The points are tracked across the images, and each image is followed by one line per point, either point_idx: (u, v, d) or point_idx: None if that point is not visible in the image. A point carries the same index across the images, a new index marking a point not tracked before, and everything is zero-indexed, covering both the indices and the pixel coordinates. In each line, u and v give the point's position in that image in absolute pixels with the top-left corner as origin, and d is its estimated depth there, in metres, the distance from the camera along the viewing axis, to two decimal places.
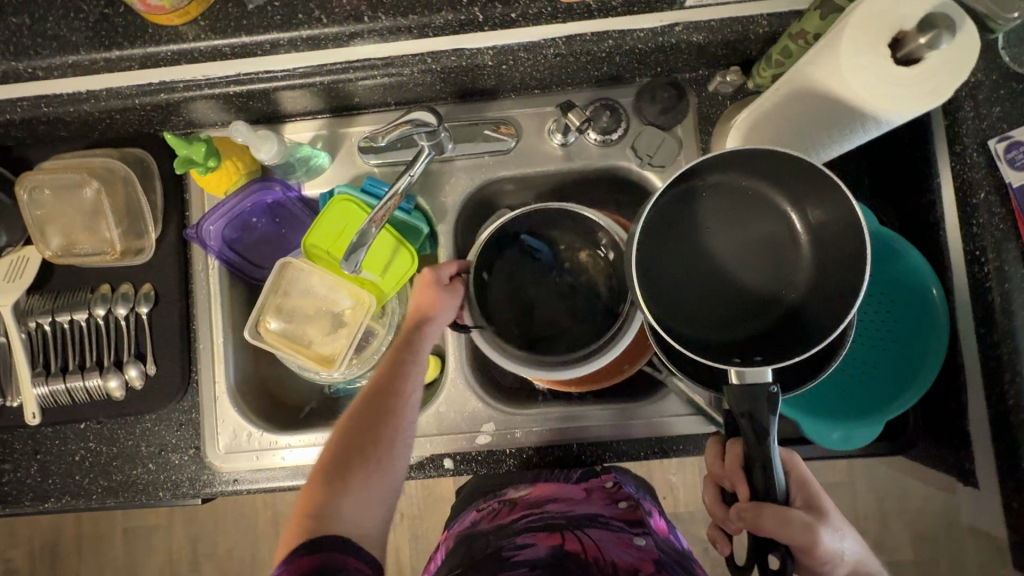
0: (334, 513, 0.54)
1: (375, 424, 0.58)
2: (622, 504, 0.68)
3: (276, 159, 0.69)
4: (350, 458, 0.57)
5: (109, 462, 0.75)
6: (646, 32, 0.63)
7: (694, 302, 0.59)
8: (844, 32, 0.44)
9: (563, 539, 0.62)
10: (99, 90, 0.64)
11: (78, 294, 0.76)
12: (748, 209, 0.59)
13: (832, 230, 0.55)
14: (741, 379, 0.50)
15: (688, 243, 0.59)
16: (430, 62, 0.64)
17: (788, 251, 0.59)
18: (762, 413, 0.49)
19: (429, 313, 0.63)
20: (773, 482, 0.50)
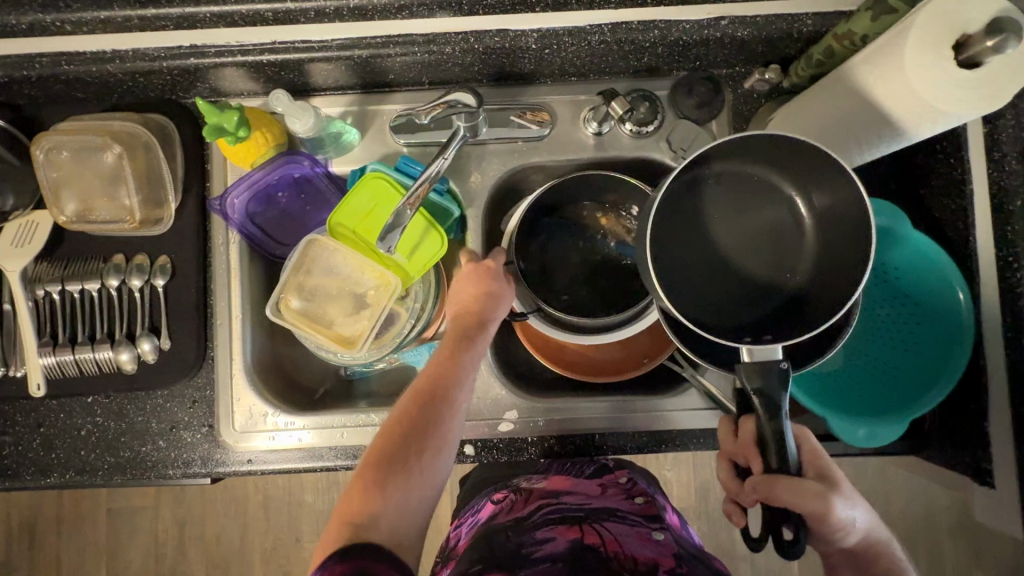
0: (376, 516, 0.50)
1: (426, 419, 0.56)
2: (639, 499, 0.67)
3: (310, 133, 0.67)
4: (397, 454, 0.53)
5: (117, 437, 0.73)
6: (691, 24, 0.63)
7: (704, 290, 0.57)
8: (912, 30, 0.45)
9: (582, 532, 0.60)
10: (125, 51, 0.62)
11: (90, 263, 0.73)
12: (754, 197, 0.57)
13: (833, 215, 0.54)
14: (753, 356, 0.49)
15: (698, 226, 0.57)
16: (474, 42, 0.63)
17: (790, 237, 0.58)
18: (773, 388, 0.48)
19: (487, 308, 0.63)
20: (787, 453, 0.47)
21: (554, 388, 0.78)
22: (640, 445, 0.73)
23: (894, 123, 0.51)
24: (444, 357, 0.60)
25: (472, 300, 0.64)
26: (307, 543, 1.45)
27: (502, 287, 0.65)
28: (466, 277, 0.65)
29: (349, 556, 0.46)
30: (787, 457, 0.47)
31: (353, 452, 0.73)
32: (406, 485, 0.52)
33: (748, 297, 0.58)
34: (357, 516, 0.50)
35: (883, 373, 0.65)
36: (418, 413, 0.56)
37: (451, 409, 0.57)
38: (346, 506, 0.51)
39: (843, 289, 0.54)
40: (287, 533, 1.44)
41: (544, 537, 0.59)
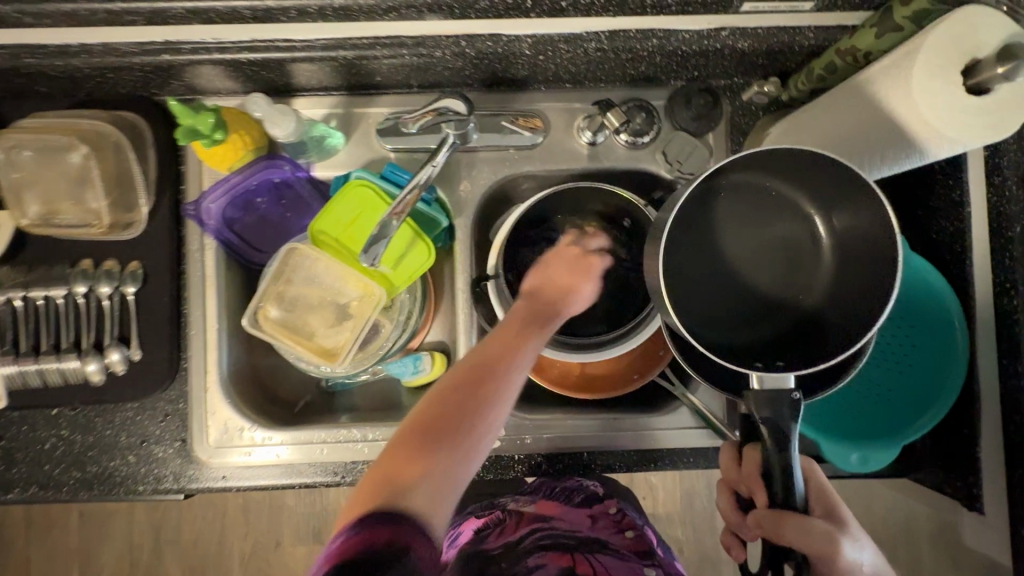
0: (415, 486, 0.45)
1: (484, 391, 0.50)
2: (628, 533, 0.66)
3: (291, 138, 0.64)
4: (444, 424, 0.48)
5: (84, 452, 0.69)
6: (692, 34, 0.60)
7: (714, 306, 0.55)
8: (922, 52, 0.43)
9: (574, 561, 0.58)
10: (92, 45, 0.58)
11: (55, 269, 0.69)
12: (768, 213, 0.56)
13: (856, 239, 0.52)
14: (764, 384, 0.47)
15: (708, 242, 0.55)
16: (465, 46, 0.60)
17: (806, 257, 0.56)
18: (784, 420, 0.47)
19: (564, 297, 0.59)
20: (794, 487, 0.45)
21: (543, 403, 0.76)
22: (629, 463, 0.72)
23: (899, 147, 0.49)
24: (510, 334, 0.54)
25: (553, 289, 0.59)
26: (287, 546, 1.42)
27: (585, 285, 0.61)
28: (554, 264, 0.62)
29: (395, 530, 0.41)
30: (795, 492, 0.45)
31: (334, 469, 0.71)
32: (451, 461, 0.47)
33: (758, 316, 0.56)
34: (395, 484, 0.45)
35: (882, 397, 0.64)
36: (473, 383, 0.50)
37: (506, 381, 0.50)
38: (376, 475, 0.46)
39: (853, 316, 0.52)
40: (267, 537, 1.41)
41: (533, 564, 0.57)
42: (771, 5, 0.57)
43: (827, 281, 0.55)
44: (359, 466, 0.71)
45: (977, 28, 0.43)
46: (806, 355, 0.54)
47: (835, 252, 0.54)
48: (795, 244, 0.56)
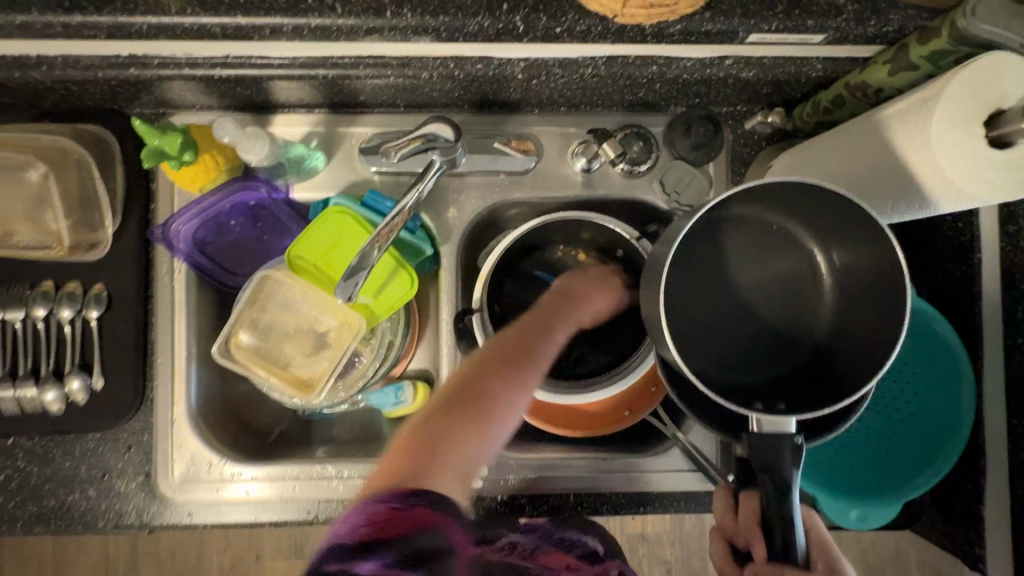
0: (455, 451, 0.43)
1: (509, 370, 0.48)
2: None
3: (266, 161, 0.60)
4: (477, 395, 0.46)
5: (42, 485, 0.65)
6: (694, 62, 0.57)
7: (716, 346, 0.51)
8: (942, 98, 0.40)
9: None
10: (53, 57, 0.54)
11: (13, 289, 0.65)
12: (768, 247, 0.52)
13: (859, 276, 0.48)
14: (761, 428, 0.44)
15: (708, 275, 0.51)
16: (453, 68, 0.57)
17: (809, 294, 0.52)
18: (783, 466, 0.42)
19: (587, 293, 0.60)
20: (795, 539, 0.41)
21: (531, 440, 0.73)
22: (619, 506, 0.68)
23: (912, 198, 0.45)
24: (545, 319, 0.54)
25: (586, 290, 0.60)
26: (267, 561, 1.38)
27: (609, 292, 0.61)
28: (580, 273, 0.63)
29: (432, 509, 0.38)
30: (795, 545, 0.41)
31: (307, 507, 0.67)
32: (477, 434, 0.45)
33: (759, 356, 0.52)
34: (436, 448, 0.43)
35: (880, 445, 0.60)
36: (499, 363, 0.49)
37: (532, 365, 0.50)
38: (397, 452, 0.43)
39: (862, 359, 0.48)
40: (247, 551, 1.37)
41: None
42: (780, 37, 0.53)
43: (830, 319, 0.51)
44: (333, 504, 0.67)
45: (1006, 77, 0.40)
46: (813, 398, 0.50)
47: (837, 290, 0.50)
48: (794, 281, 0.52)
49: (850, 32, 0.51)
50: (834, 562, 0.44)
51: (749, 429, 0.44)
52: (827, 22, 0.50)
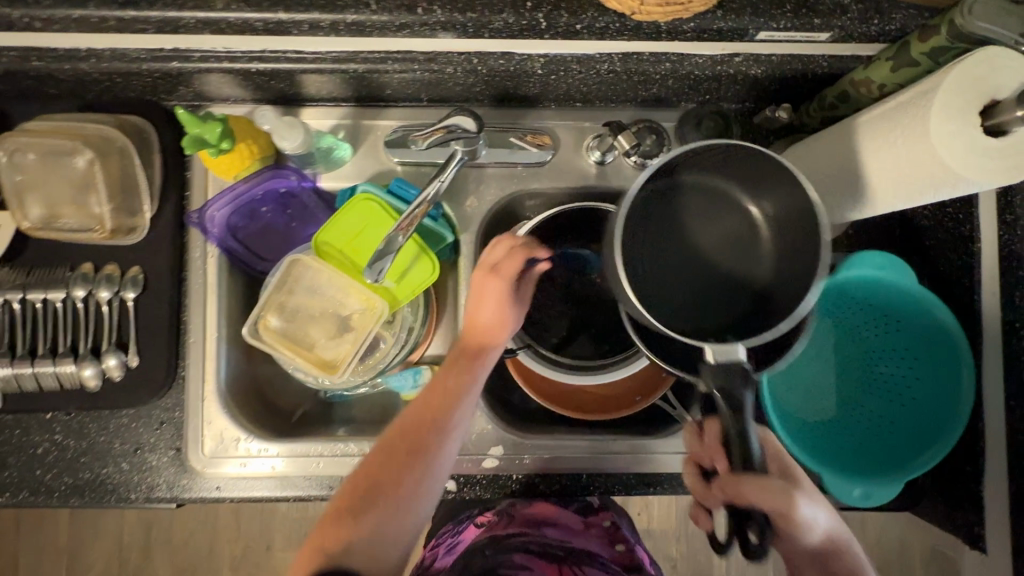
0: (360, 535, 0.54)
1: (410, 454, 0.57)
2: (617, 546, 0.75)
3: (299, 150, 0.63)
4: (381, 482, 0.56)
5: (78, 458, 0.68)
6: (705, 59, 0.60)
7: (672, 301, 0.50)
8: (939, 90, 0.43)
9: (562, 569, 0.63)
10: (100, 50, 0.58)
11: (55, 271, 0.68)
12: (706, 206, 0.52)
13: (791, 219, 0.48)
14: (716, 357, 0.43)
15: (654, 232, 0.51)
16: (476, 63, 0.60)
17: (751, 248, 0.51)
18: (738, 388, 0.42)
19: (491, 335, 0.60)
20: (751, 447, 0.41)
21: (545, 422, 0.75)
22: (630, 486, 0.71)
23: (910, 186, 0.48)
24: (433, 403, 0.59)
25: (485, 320, 0.59)
26: (278, 551, 1.41)
27: (513, 313, 0.60)
28: (484, 292, 0.59)
29: None
30: (752, 453, 0.41)
31: (329, 483, 0.70)
32: (385, 513, 0.56)
33: (712, 305, 0.51)
34: (347, 528, 0.55)
35: (882, 428, 0.64)
36: (401, 448, 0.57)
37: (437, 439, 0.58)
38: (323, 533, 0.55)
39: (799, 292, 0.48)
40: (258, 541, 1.40)
41: (521, 564, 0.62)
42: (787, 35, 0.56)
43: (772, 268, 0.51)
44: None
45: (999, 70, 0.43)
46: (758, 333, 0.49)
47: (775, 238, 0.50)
48: (741, 235, 0.52)
49: (855, 29, 0.55)
50: (787, 471, 0.48)
51: (704, 361, 0.44)
52: (833, 21, 0.54)
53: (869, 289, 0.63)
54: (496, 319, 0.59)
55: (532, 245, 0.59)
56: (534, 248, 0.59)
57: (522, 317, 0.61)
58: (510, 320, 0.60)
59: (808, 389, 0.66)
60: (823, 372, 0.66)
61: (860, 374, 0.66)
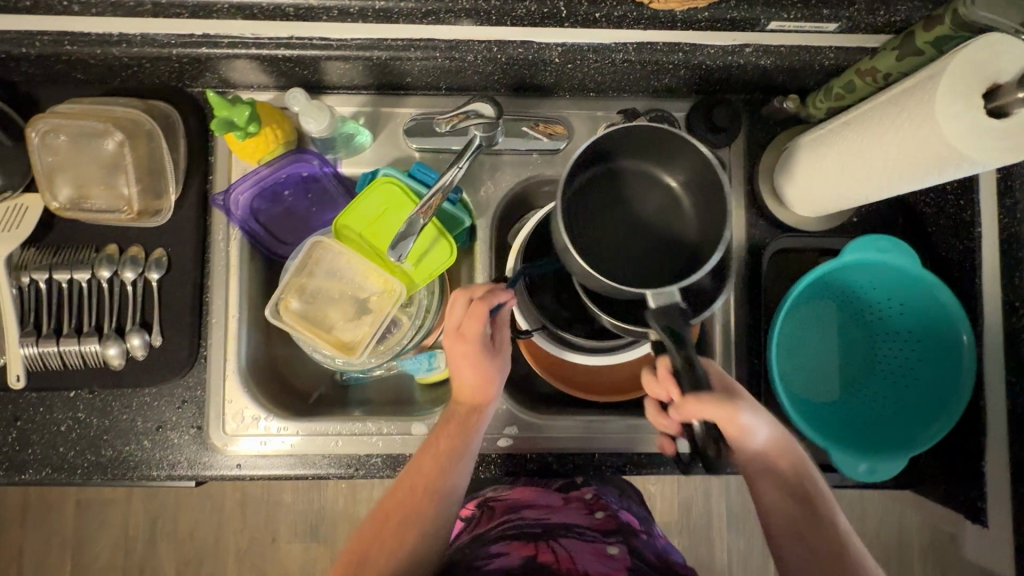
0: None
1: (405, 514, 0.63)
2: (599, 514, 0.72)
3: (324, 134, 0.65)
4: (379, 541, 0.62)
5: (100, 436, 0.69)
6: (717, 49, 0.62)
7: (606, 267, 0.55)
8: (942, 75, 0.46)
9: (537, 549, 0.65)
10: (132, 35, 0.60)
11: (81, 252, 0.70)
12: (628, 186, 0.58)
13: (700, 183, 0.55)
14: (657, 301, 0.46)
15: (586, 212, 0.57)
16: (496, 51, 0.62)
17: (676, 215, 0.58)
18: (681, 327, 0.46)
19: (479, 397, 0.64)
20: (698, 373, 0.45)
21: (558, 405, 0.77)
22: (642, 465, 0.73)
23: (919, 166, 0.50)
24: (429, 465, 0.63)
25: (467, 383, 0.63)
26: (283, 543, 1.41)
27: (493, 370, 0.63)
28: (461, 359, 0.62)
29: None
30: (698, 377, 0.45)
31: (348, 462, 0.71)
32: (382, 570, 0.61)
33: (644, 267, 0.56)
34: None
35: (886, 407, 0.66)
36: (397, 509, 0.63)
37: (430, 497, 0.63)
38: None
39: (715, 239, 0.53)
40: (263, 533, 1.40)
41: (497, 552, 0.65)
42: (797, 25, 0.59)
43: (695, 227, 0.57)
44: (373, 459, 0.71)
45: (1002, 56, 0.45)
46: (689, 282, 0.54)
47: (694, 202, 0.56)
48: (666, 208, 0.58)
49: (861, 20, 0.58)
50: (731, 388, 0.53)
51: (647, 307, 0.47)
52: (840, 12, 0.57)
53: (874, 271, 0.65)
54: (477, 376, 0.62)
55: (488, 298, 0.60)
56: (490, 301, 0.60)
57: (506, 373, 0.64)
58: (491, 373, 0.63)
59: (812, 371, 0.68)
60: (827, 352, 0.69)
61: (861, 355, 0.68)
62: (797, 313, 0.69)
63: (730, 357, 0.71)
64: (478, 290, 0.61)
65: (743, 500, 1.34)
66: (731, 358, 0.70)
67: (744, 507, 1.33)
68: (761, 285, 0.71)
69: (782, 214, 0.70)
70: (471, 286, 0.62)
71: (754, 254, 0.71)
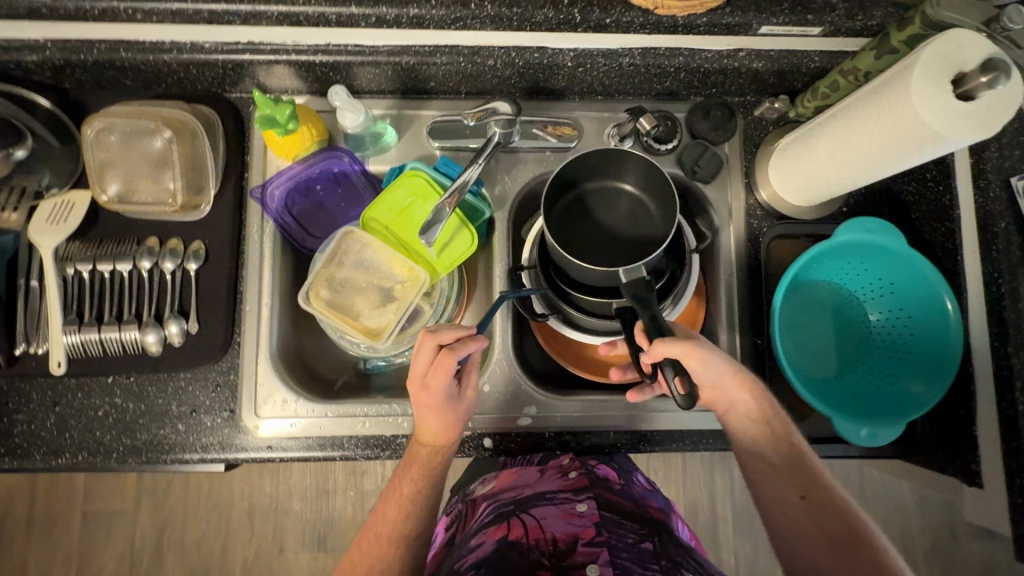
0: None
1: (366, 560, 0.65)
2: (572, 474, 0.73)
3: (357, 130, 0.71)
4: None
5: (135, 420, 0.72)
6: (713, 53, 0.70)
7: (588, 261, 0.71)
8: (915, 67, 0.52)
9: (509, 528, 0.67)
10: (183, 43, 0.66)
11: (123, 245, 0.74)
12: (601, 198, 0.74)
13: (653, 183, 0.70)
14: (629, 276, 0.61)
15: (572, 220, 0.73)
16: (514, 56, 0.69)
17: (644, 215, 0.72)
18: (645, 294, 0.60)
19: (443, 439, 0.65)
20: (659, 323, 0.58)
21: (573, 388, 0.81)
22: (655, 441, 0.76)
23: (900, 148, 0.56)
24: (394, 509, 0.66)
25: (431, 428, 0.65)
26: (291, 553, 1.38)
27: (457, 416, 0.65)
28: (425, 410, 0.63)
29: None
30: (659, 325, 0.58)
31: (375, 442, 0.74)
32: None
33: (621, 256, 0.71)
34: None
35: (882, 379, 0.71)
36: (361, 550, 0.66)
37: (396, 541, 0.65)
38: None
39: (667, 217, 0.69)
40: (271, 542, 1.37)
41: (475, 542, 0.66)
42: (785, 29, 0.66)
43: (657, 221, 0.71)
44: (399, 440, 0.74)
45: (965, 48, 0.51)
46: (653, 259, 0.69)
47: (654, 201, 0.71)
48: (635, 209, 0.73)
49: (842, 25, 0.65)
50: (690, 333, 0.64)
51: (621, 281, 0.61)
52: (823, 17, 0.64)
53: (863, 252, 0.71)
54: (442, 422, 0.64)
55: (456, 348, 0.61)
56: (457, 354, 0.60)
57: (468, 411, 0.66)
58: (455, 419, 0.65)
59: (811, 349, 0.73)
60: (824, 331, 0.74)
61: (855, 332, 0.74)
62: (794, 296, 0.74)
63: (735, 336, 0.75)
64: (448, 336, 0.62)
65: (748, 501, 1.35)
66: (735, 337, 0.75)
67: (750, 506, 1.34)
68: (761, 269, 0.76)
69: (779, 204, 0.76)
70: (440, 330, 0.62)
71: (753, 241, 0.77)
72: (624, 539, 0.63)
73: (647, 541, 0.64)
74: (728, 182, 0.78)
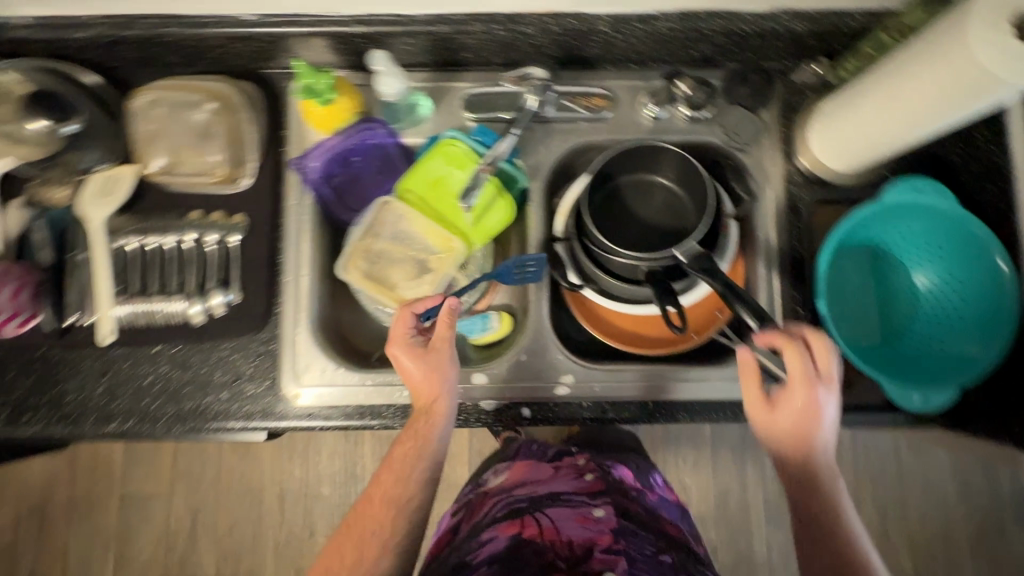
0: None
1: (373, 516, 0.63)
2: (588, 477, 0.72)
3: (396, 96, 0.73)
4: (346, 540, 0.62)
5: (180, 389, 0.73)
6: (752, 15, 0.69)
7: (622, 241, 0.75)
8: (971, 12, 0.50)
9: (521, 526, 0.63)
10: (225, 16, 0.68)
11: (167, 218, 0.76)
12: (640, 183, 0.76)
13: (681, 169, 0.73)
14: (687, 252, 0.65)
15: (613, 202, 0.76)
16: (551, 23, 0.69)
17: (677, 200, 0.75)
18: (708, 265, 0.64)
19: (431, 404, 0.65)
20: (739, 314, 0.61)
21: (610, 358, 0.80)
22: (694, 412, 0.75)
23: (955, 97, 0.54)
24: (392, 469, 0.64)
25: (417, 386, 0.65)
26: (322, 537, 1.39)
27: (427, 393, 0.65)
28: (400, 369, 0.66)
29: None
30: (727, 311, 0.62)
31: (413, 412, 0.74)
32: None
33: (654, 236, 0.75)
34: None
35: (931, 346, 0.70)
36: (358, 512, 0.64)
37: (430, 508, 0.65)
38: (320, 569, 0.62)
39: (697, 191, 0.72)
40: (302, 526, 1.39)
41: (487, 536, 0.62)
42: None
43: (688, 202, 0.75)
44: None
45: None
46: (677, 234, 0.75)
47: (682, 184, 0.75)
48: (670, 194, 0.76)
49: None
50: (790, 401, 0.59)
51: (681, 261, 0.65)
52: None
53: (912, 215, 0.69)
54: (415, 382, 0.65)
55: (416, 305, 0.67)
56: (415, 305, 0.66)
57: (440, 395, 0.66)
58: (425, 383, 0.65)
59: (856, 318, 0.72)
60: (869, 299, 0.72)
61: (902, 300, 0.72)
62: (838, 263, 0.73)
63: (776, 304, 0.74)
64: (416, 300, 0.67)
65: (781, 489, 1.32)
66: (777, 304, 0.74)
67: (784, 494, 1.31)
68: (801, 236, 0.75)
69: (819, 169, 0.74)
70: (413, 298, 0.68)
71: (794, 208, 0.75)
72: (643, 551, 0.60)
73: (666, 555, 0.62)
74: (766, 149, 0.77)
